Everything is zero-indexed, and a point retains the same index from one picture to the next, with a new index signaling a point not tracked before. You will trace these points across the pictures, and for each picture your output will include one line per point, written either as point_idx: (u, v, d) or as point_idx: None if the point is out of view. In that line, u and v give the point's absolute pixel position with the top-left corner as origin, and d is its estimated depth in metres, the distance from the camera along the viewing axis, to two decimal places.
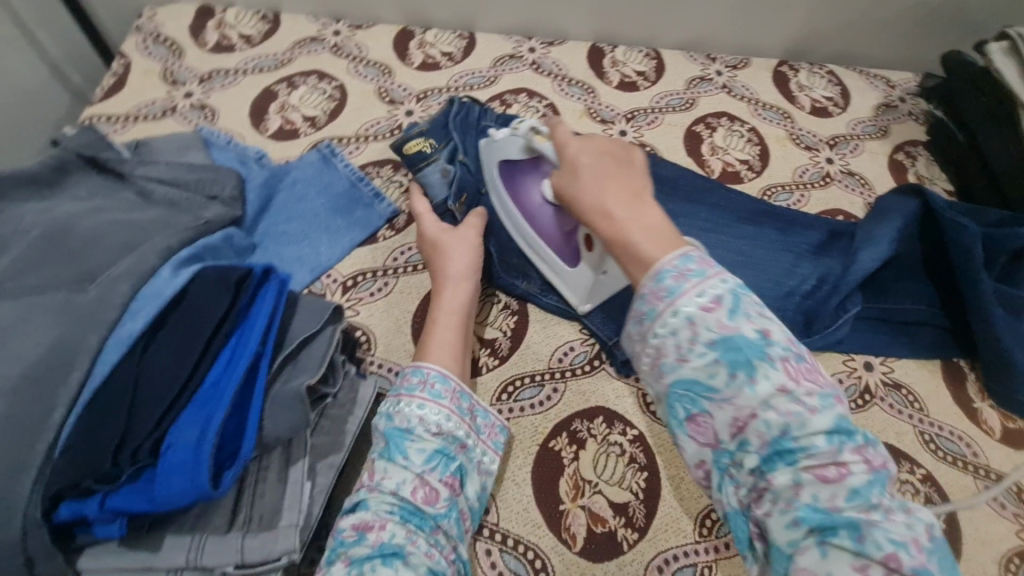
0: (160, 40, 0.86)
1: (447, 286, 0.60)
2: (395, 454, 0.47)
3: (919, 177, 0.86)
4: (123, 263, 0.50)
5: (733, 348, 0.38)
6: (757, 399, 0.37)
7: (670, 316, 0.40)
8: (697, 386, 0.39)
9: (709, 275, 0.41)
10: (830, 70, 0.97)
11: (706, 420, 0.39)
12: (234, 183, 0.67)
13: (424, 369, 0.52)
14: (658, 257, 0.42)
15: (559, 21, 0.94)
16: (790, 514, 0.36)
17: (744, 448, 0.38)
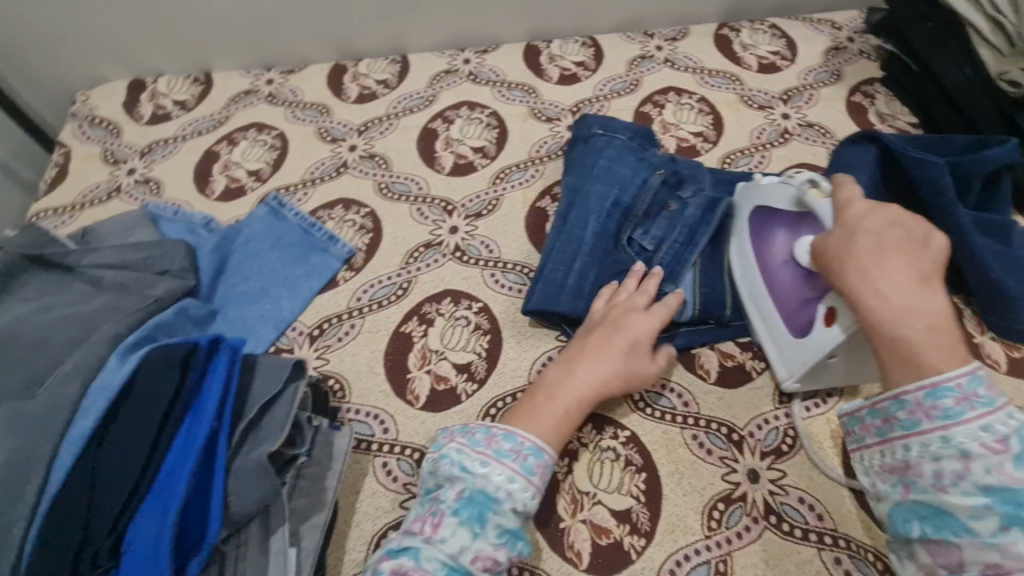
0: (97, 123, 0.86)
1: (586, 368, 0.55)
2: (474, 519, 0.45)
3: (881, 115, 0.83)
4: (70, 360, 0.49)
5: (1013, 505, 0.38)
6: (1002, 530, 0.38)
7: (941, 438, 0.42)
8: (957, 521, 0.40)
9: (996, 406, 0.41)
10: (772, 23, 0.94)
11: (950, 546, 0.40)
12: (184, 254, 0.66)
13: (517, 437, 0.49)
14: (944, 370, 0.42)
15: (489, 27, 0.92)
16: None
17: (986, 546, 0.39)
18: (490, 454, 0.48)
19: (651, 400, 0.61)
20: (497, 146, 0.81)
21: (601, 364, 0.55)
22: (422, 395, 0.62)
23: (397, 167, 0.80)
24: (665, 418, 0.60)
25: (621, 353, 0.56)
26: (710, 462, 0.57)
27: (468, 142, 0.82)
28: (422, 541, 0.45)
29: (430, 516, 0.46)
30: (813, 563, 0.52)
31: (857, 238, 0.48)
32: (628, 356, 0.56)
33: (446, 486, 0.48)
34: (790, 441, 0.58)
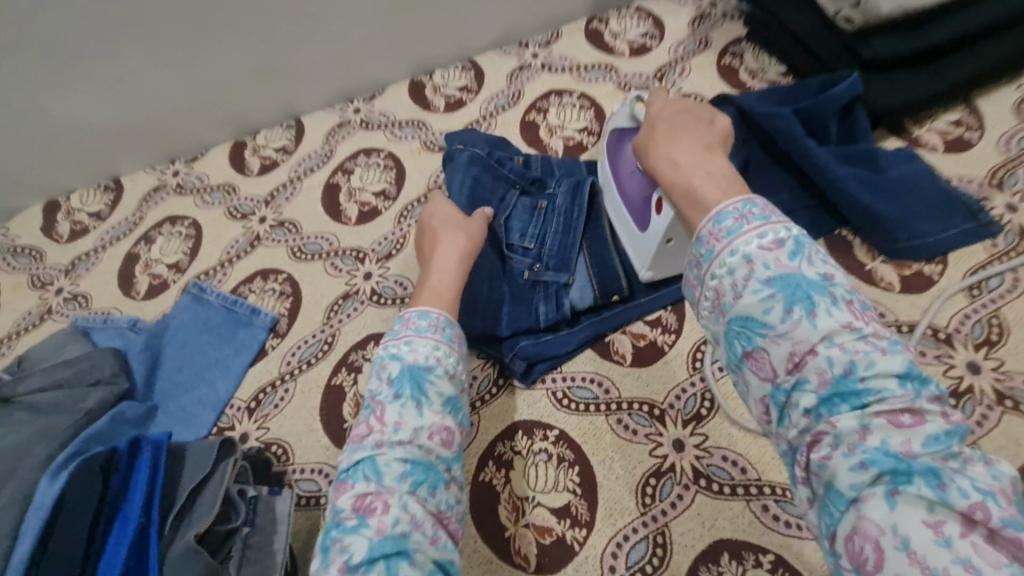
0: (20, 251, 0.89)
1: (445, 251, 0.58)
2: (417, 390, 0.44)
3: (750, 72, 0.86)
4: (6, 490, 0.52)
5: (796, 286, 0.37)
6: (819, 334, 0.36)
7: (727, 255, 0.39)
8: (753, 323, 0.37)
9: (773, 220, 0.40)
10: (637, 7, 0.98)
11: (763, 356, 0.37)
12: (112, 360, 0.70)
13: (432, 313, 0.50)
14: (719, 201, 0.42)
15: (372, 74, 0.96)
16: (859, 454, 0.33)
17: (802, 387, 0.36)
18: (411, 334, 0.48)
19: (574, 395, 0.63)
20: (398, 187, 0.85)
21: (458, 235, 0.60)
22: None
23: (306, 228, 0.83)
24: (590, 409, 0.62)
25: (463, 230, 0.60)
26: (637, 441, 0.60)
27: (369, 188, 0.85)
28: (371, 443, 0.42)
29: (370, 416, 0.44)
30: (744, 515, 0.55)
31: (656, 127, 0.52)
32: (462, 220, 0.62)
33: (376, 379, 0.46)
34: (707, 404, 0.60)
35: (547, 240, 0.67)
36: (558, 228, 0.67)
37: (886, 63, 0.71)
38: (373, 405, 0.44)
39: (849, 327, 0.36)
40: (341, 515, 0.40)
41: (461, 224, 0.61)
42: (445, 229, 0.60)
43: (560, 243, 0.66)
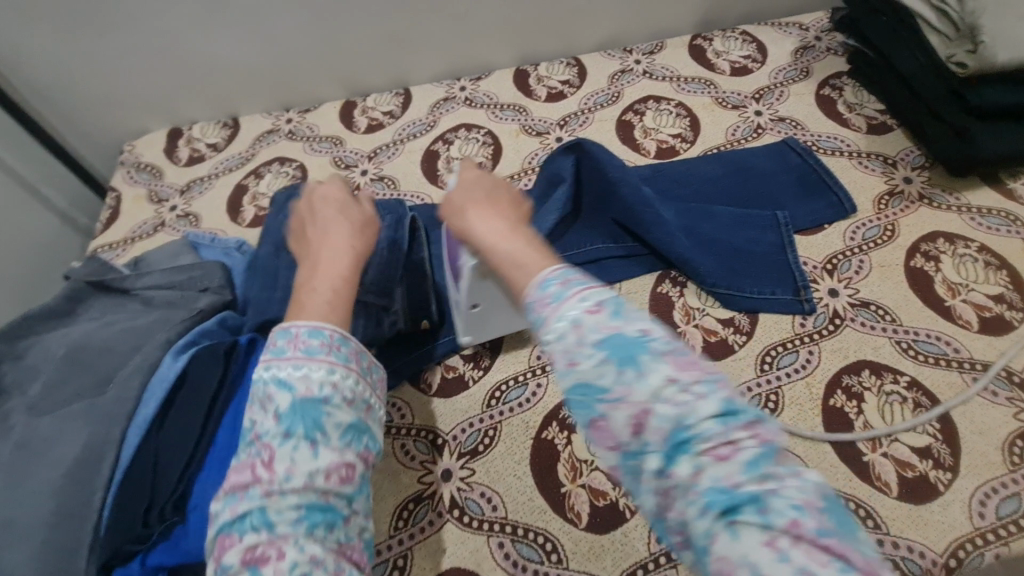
0: (142, 167, 0.98)
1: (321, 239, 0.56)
2: (311, 429, 0.43)
3: (849, 105, 0.88)
4: (133, 362, 0.58)
5: (620, 347, 0.34)
6: (650, 392, 0.33)
7: (557, 322, 0.36)
8: (590, 391, 0.34)
9: (595, 283, 0.38)
10: (743, 31, 1.01)
11: (605, 425, 0.34)
12: (220, 274, 0.75)
13: (290, 330, 0.47)
14: (541, 271, 0.39)
15: (481, 57, 1.02)
16: (697, 504, 0.31)
17: (644, 450, 0.33)
18: (300, 356, 0.46)
19: None
20: (492, 162, 0.90)
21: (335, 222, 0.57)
22: (433, 382, 0.69)
23: (403, 186, 0.89)
24: None
25: (344, 214, 0.58)
26: None
27: (466, 160, 0.91)
28: (259, 490, 0.41)
29: (257, 461, 0.42)
30: None
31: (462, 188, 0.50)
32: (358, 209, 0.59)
33: (261, 411, 0.45)
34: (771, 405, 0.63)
35: None
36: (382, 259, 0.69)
37: (993, 112, 0.72)
38: (259, 448, 0.42)
39: (669, 378, 0.33)
40: (228, 573, 0.38)
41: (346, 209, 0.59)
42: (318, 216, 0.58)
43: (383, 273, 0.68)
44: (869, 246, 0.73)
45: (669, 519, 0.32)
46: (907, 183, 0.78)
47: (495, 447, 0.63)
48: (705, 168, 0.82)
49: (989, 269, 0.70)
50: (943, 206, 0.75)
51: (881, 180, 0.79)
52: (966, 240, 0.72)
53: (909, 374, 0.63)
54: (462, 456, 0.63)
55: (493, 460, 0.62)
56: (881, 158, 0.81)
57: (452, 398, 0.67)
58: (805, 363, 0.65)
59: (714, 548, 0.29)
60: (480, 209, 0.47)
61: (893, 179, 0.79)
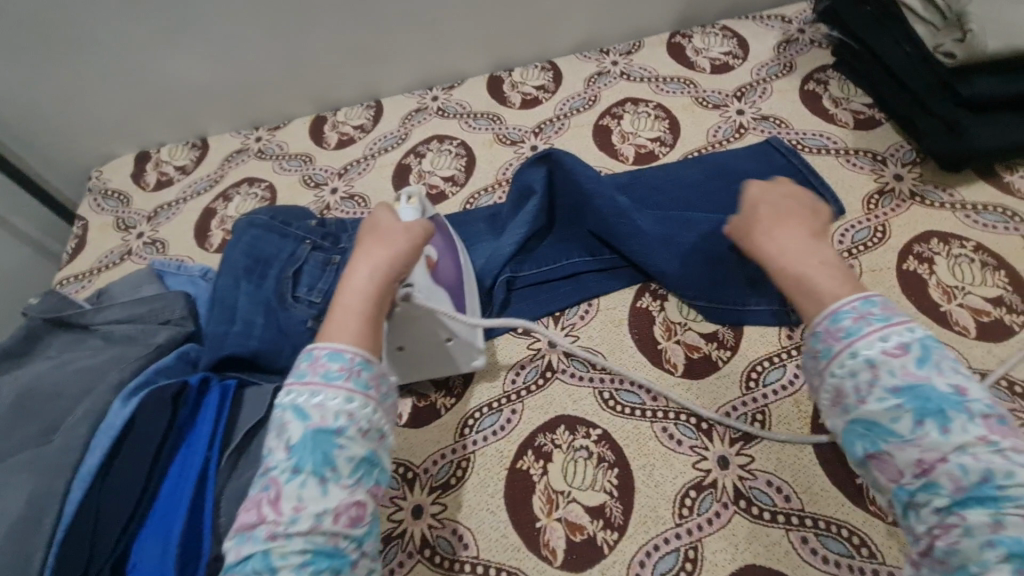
0: (109, 194, 0.96)
1: (360, 263, 0.55)
2: (321, 466, 0.44)
3: (834, 100, 0.84)
4: (81, 407, 0.55)
5: (925, 400, 0.38)
6: (951, 445, 0.37)
7: (847, 357, 0.41)
8: (878, 428, 0.39)
9: (894, 322, 0.42)
10: (723, 26, 0.97)
11: (887, 460, 0.39)
12: (183, 304, 0.73)
13: (314, 352, 0.49)
14: (836, 299, 0.44)
15: (453, 65, 0.98)
16: (984, 540, 0.35)
17: (933, 490, 0.37)
18: (319, 382, 0.47)
19: (621, 398, 0.63)
20: (465, 175, 0.87)
21: (378, 249, 0.55)
22: (404, 412, 0.66)
23: (374, 203, 0.86)
24: (635, 414, 0.62)
25: (367, 238, 0.57)
26: (681, 452, 0.59)
27: (438, 173, 0.88)
28: (264, 531, 0.42)
29: (264, 498, 0.44)
30: (783, 544, 0.53)
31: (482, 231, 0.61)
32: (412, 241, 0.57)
33: (276, 439, 0.46)
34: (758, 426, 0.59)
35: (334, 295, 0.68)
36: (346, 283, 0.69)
37: (989, 104, 0.68)
38: (269, 484, 0.44)
39: (978, 437, 0.37)
40: None
41: (403, 236, 0.57)
42: (371, 238, 0.57)
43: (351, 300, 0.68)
44: (858, 250, 0.70)
45: (931, 545, 0.37)
46: (898, 180, 0.74)
47: (468, 479, 0.60)
48: (684, 174, 0.78)
49: (986, 269, 0.66)
50: (936, 203, 0.72)
51: (870, 179, 0.75)
52: (961, 239, 0.68)
53: None
54: (434, 490, 0.60)
55: (466, 494, 0.59)
56: (869, 155, 0.77)
57: (423, 428, 0.64)
58: (794, 378, 0.61)
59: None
60: (784, 224, 0.50)
61: (882, 176, 0.75)
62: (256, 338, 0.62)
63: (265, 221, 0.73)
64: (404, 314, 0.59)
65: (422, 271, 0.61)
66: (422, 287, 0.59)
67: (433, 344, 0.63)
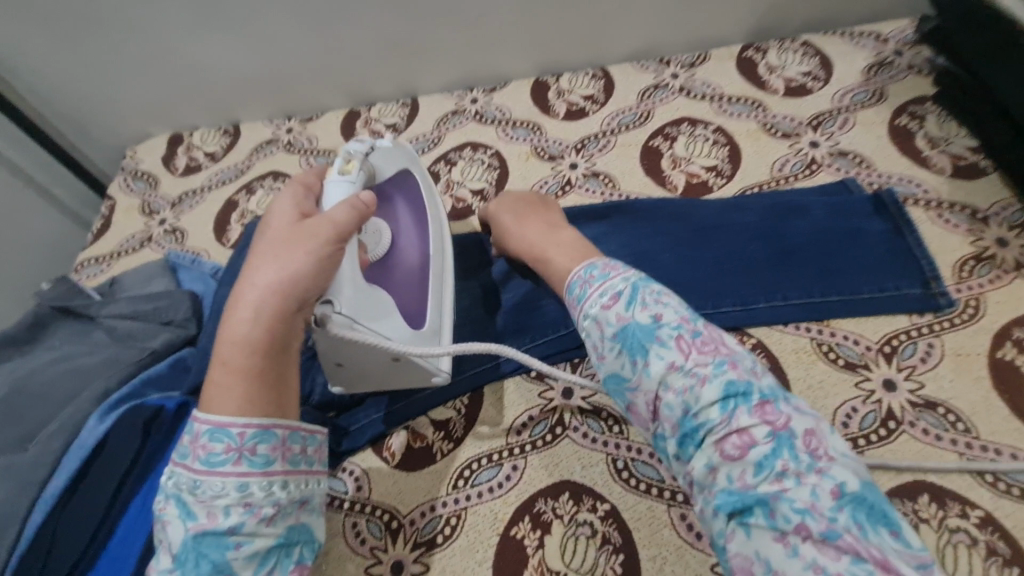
0: (140, 175, 0.95)
1: (238, 299, 0.43)
2: (211, 574, 0.37)
3: (930, 140, 0.72)
4: (61, 415, 0.53)
5: (631, 337, 0.42)
6: (655, 379, 0.40)
7: (584, 320, 0.45)
8: (621, 379, 0.42)
9: (613, 276, 0.46)
10: (805, 41, 0.86)
11: (636, 408, 0.42)
12: (187, 304, 0.71)
13: (197, 427, 0.40)
14: (571, 272, 0.49)
15: (497, 66, 0.91)
16: (713, 502, 0.37)
17: (663, 432, 0.40)
18: (201, 470, 0.39)
19: (637, 471, 0.55)
20: (496, 189, 0.80)
21: (264, 274, 0.44)
22: (397, 451, 0.61)
23: None
24: (651, 492, 0.54)
25: (256, 255, 0.46)
26: (698, 548, 0.51)
27: (468, 184, 0.81)
28: None
29: None
30: None
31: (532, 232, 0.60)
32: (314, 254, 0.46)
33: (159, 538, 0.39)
34: None
35: None
36: None
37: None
38: None
39: (673, 365, 0.40)
40: None
41: (298, 248, 0.45)
42: (258, 254, 0.45)
43: None
44: (941, 326, 0.59)
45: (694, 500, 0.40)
46: (1000, 247, 0.62)
47: (454, 540, 0.54)
48: (740, 214, 0.69)
49: None
50: None
51: (965, 241, 0.64)
52: None
53: (982, 507, 0.49)
54: (417, 547, 0.55)
55: (450, 560, 0.53)
56: (968, 211, 0.66)
57: (415, 472, 0.59)
58: None
59: (729, 545, 0.36)
60: None
61: (981, 239, 0.63)
62: None
63: (268, 226, 0.70)
64: (328, 337, 0.50)
65: (354, 276, 0.51)
66: (351, 306, 0.50)
67: (381, 363, 0.54)
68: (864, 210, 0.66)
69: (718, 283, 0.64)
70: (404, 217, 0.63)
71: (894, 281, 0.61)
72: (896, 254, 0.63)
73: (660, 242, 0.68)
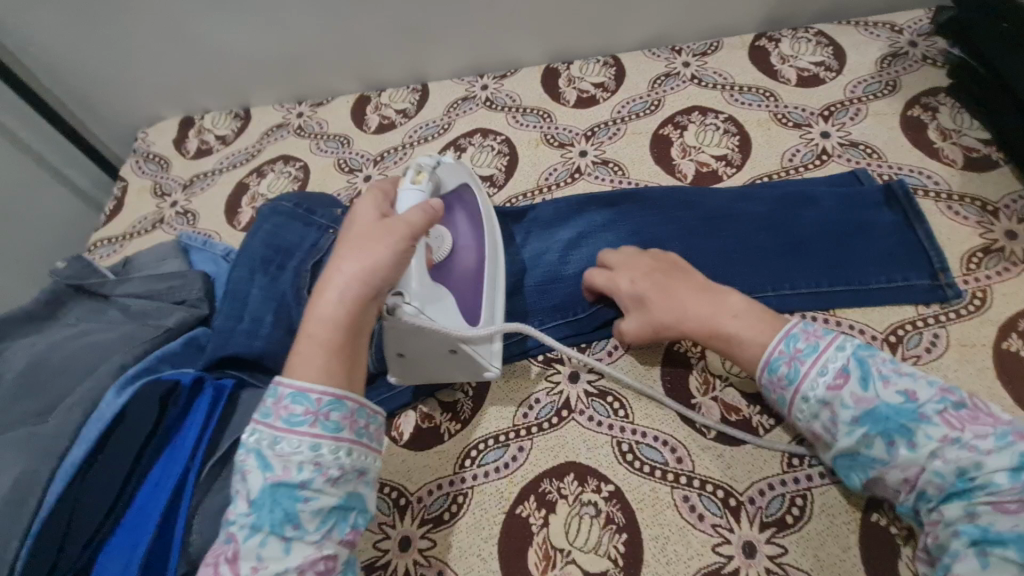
0: (152, 157, 0.96)
1: (326, 285, 0.46)
2: (281, 524, 0.40)
3: (942, 132, 0.72)
4: (80, 389, 0.54)
5: (884, 419, 0.43)
6: (922, 456, 0.42)
7: (800, 402, 0.47)
8: (858, 459, 0.45)
9: (823, 348, 0.47)
10: (818, 30, 0.85)
11: (878, 480, 0.45)
12: (200, 285, 0.72)
13: (279, 388, 0.43)
14: (766, 348, 0.50)
15: (508, 52, 0.91)
16: (955, 531, 0.40)
17: (924, 497, 0.43)
18: (281, 427, 0.42)
19: (641, 454, 0.56)
20: (505, 175, 0.81)
21: (351, 263, 0.46)
22: (406, 431, 0.62)
23: None
24: (655, 475, 0.55)
25: (344, 244, 0.48)
26: (701, 529, 0.52)
27: (477, 171, 0.82)
28: None
29: (224, 554, 0.40)
30: None
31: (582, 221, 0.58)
32: (395, 248, 0.47)
33: (238, 485, 0.42)
34: (795, 512, 0.51)
35: None
36: None
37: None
38: (229, 538, 0.40)
39: (945, 438, 0.41)
40: None
41: (381, 242, 0.47)
42: (344, 246, 0.48)
43: None
44: (947, 317, 0.59)
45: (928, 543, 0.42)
46: (1010, 239, 0.62)
47: (461, 517, 0.56)
48: (750, 203, 0.69)
49: None
50: None
51: (974, 233, 0.64)
52: None
53: None
54: (424, 524, 0.56)
55: (457, 537, 0.55)
56: (978, 204, 0.66)
57: (423, 451, 0.60)
58: None
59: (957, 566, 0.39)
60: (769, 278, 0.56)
61: (990, 232, 0.63)
62: (262, 340, 0.60)
63: (279, 209, 0.71)
64: (397, 326, 0.52)
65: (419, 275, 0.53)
66: (417, 299, 0.52)
67: (439, 356, 0.57)
68: (874, 201, 0.66)
69: (725, 272, 0.64)
70: (463, 219, 0.63)
71: (902, 272, 0.62)
72: (905, 244, 0.63)
73: (668, 231, 0.69)
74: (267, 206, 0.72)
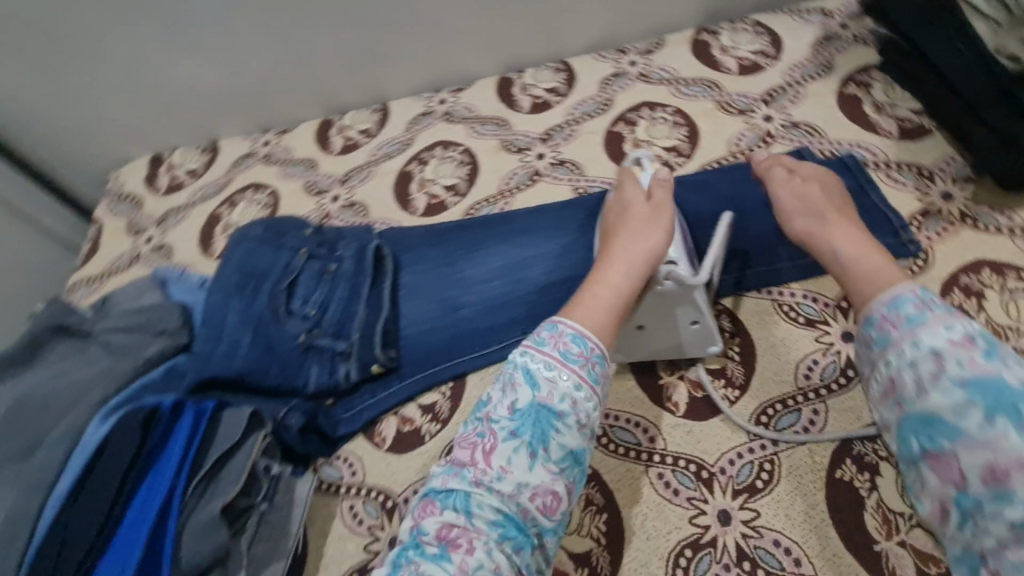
0: (124, 197, 0.98)
1: (614, 254, 0.52)
2: (537, 440, 0.43)
3: (876, 106, 0.76)
4: (66, 422, 0.56)
5: (994, 390, 0.36)
6: None
7: (910, 345, 0.40)
8: (936, 422, 0.37)
9: (955, 314, 0.40)
10: (755, 20, 0.89)
11: (947, 459, 0.36)
12: (178, 315, 0.73)
13: (559, 325, 0.48)
14: (891, 288, 0.43)
15: (462, 67, 0.94)
16: None
17: (1005, 500, 0.33)
18: (556, 357, 0.46)
19: (615, 436, 0.58)
20: (469, 183, 0.83)
21: (634, 242, 0.52)
22: (388, 436, 0.64)
23: (374, 213, 0.84)
24: (629, 455, 0.57)
25: (632, 219, 0.55)
26: (676, 503, 0.54)
27: (441, 181, 0.84)
28: (473, 475, 0.43)
29: (480, 444, 0.44)
30: None
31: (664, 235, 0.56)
32: (659, 208, 0.55)
33: (503, 393, 0.46)
34: (764, 477, 0.53)
35: (329, 308, 0.67)
36: (343, 293, 0.69)
37: None
38: (486, 433, 0.44)
39: None
40: (424, 538, 0.41)
41: (654, 225, 0.53)
42: (624, 228, 0.54)
43: (342, 309, 0.67)
44: None
45: None
46: (946, 200, 0.66)
47: None
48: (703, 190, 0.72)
49: None
50: (990, 227, 0.63)
51: (913, 198, 0.67)
52: (1018, 271, 0.60)
53: None
54: None
55: None
56: (915, 170, 0.69)
57: (404, 454, 0.63)
58: (809, 425, 0.55)
59: None
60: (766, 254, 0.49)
61: (928, 195, 0.67)
62: (241, 359, 0.62)
63: (248, 235, 0.72)
64: (664, 295, 0.54)
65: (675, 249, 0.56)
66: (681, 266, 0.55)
67: (678, 330, 0.57)
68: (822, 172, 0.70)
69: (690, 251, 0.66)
70: None
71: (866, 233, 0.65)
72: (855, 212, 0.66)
73: None
74: (236, 235, 0.73)
